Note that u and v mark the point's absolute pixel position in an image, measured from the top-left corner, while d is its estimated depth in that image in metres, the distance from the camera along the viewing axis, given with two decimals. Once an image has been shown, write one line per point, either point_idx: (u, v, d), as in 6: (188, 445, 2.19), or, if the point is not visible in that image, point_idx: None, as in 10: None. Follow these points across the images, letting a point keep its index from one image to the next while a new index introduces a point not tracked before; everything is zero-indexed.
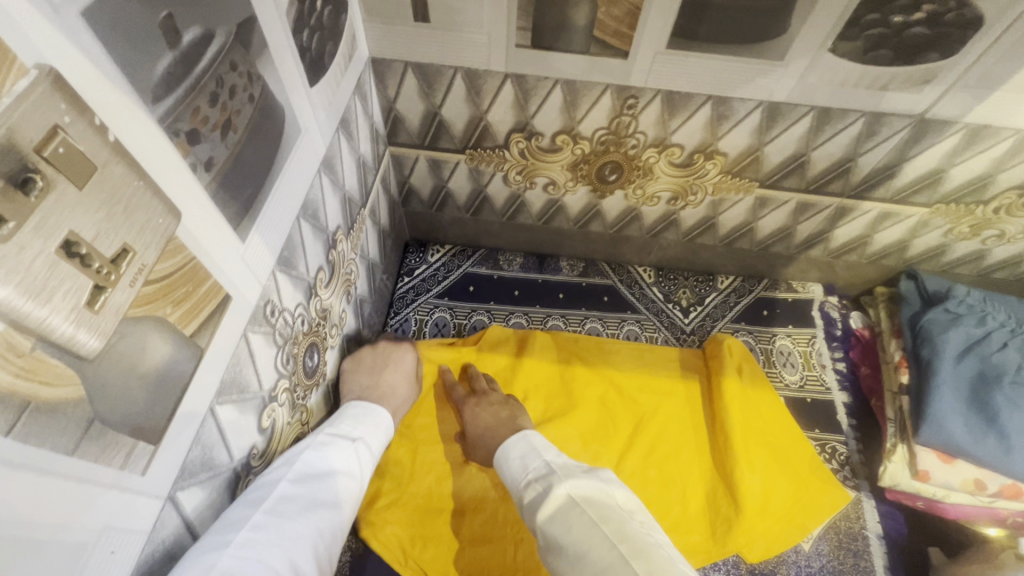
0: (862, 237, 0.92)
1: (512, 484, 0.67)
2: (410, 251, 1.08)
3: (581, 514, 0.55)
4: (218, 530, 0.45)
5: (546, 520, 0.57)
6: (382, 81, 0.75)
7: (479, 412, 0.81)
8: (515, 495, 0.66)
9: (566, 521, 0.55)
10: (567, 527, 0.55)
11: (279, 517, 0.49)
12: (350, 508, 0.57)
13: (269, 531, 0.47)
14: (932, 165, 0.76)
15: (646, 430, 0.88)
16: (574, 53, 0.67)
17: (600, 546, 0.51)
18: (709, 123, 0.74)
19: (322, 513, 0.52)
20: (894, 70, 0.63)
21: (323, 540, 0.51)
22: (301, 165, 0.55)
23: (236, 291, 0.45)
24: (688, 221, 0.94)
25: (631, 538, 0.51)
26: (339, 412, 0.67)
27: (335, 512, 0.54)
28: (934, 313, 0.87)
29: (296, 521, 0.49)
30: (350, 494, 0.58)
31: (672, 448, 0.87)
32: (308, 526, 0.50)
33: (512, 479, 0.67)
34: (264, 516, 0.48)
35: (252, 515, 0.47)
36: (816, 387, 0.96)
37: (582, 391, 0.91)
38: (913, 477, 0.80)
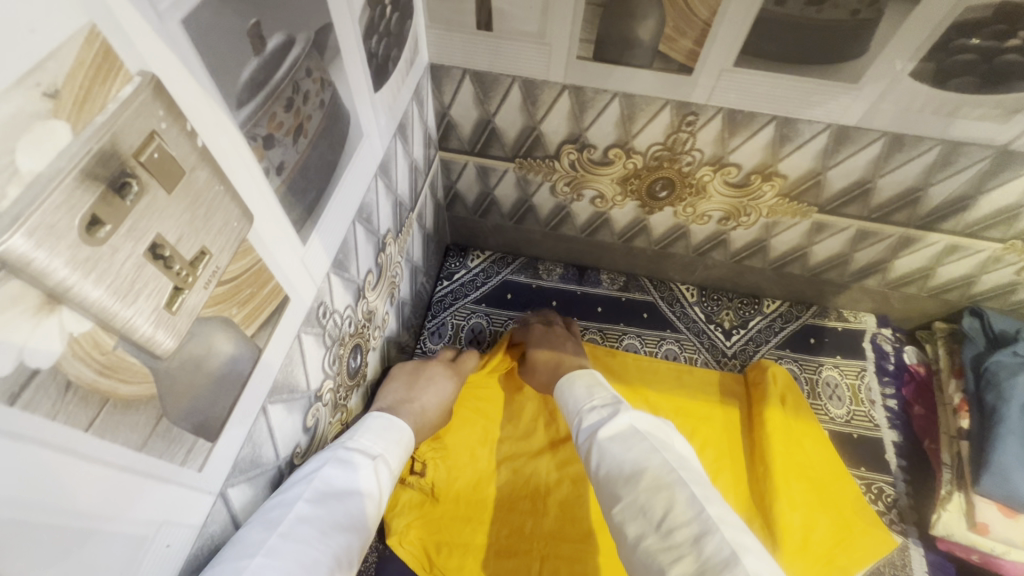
0: (924, 269, 0.88)
1: (573, 406, 0.71)
2: (450, 254, 1.08)
3: (643, 440, 0.59)
4: (229, 555, 0.41)
5: (608, 438, 0.61)
6: (439, 86, 0.75)
7: (542, 349, 0.88)
8: (574, 416, 0.71)
9: (628, 441, 0.59)
10: (628, 447, 0.59)
11: (298, 543, 0.46)
12: (364, 532, 0.54)
13: (286, 558, 0.44)
14: (1011, 199, 0.71)
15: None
16: (637, 67, 0.65)
17: (657, 468, 0.55)
18: (771, 144, 0.71)
19: (338, 538, 0.50)
20: (979, 98, 0.60)
21: (338, 568, 0.48)
22: (360, 170, 0.55)
23: (294, 293, 0.46)
24: (738, 242, 0.91)
25: (690, 468, 0.55)
26: (359, 422, 0.65)
27: (352, 538, 0.52)
28: (1001, 355, 0.81)
29: (314, 549, 0.47)
30: (367, 519, 0.55)
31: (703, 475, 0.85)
32: (326, 553, 0.47)
33: (574, 400, 0.72)
34: (279, 541, 0.44)
35: (268, 539, 0.44)
36: (864, 423, 0.92)
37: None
38: (970, 529, 0.75)
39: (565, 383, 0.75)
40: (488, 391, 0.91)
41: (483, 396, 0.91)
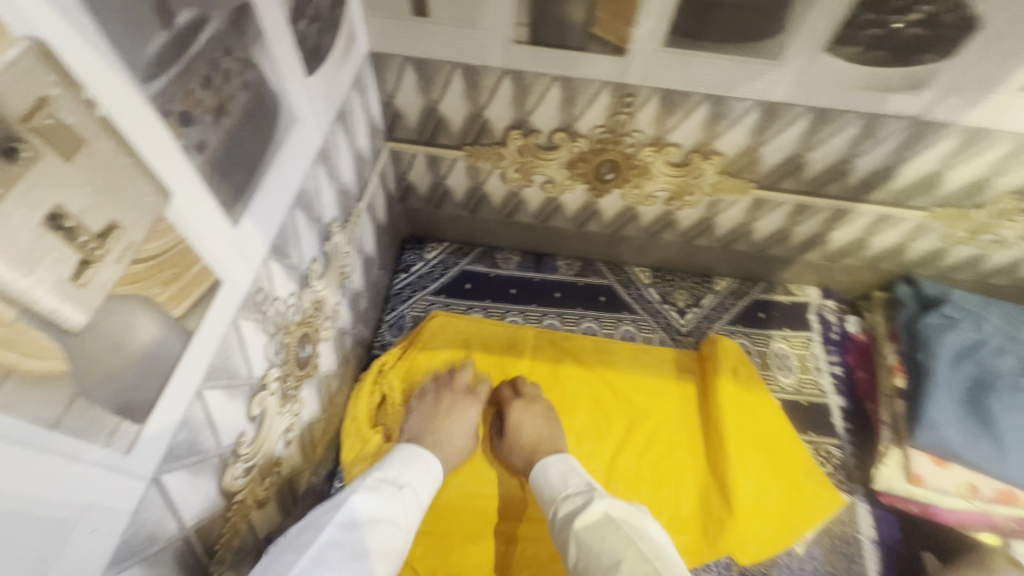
0: (859, 240, 0.92)
1: (549, 493, 0.71)
2: (407, 247, 1.08)
3: (617, 530, 0.61)
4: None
5: (582, 528, 0.63)
6: (381, 75, 0.75)
7: (525, 421, 0.82)
8: (547, 503, 0.71)
9: (603, 532, 0.61)
10: (602, 537, 0.61)
11: (326, 566, 0.52)
12: (393, 559, 0.59)
13: None
14: (929, 168, 0.76)
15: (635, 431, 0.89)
16: (573, 49, 0.67)
17: (634, 561, 0.57)
18: (706, 123, 0.74)
19: (363, 564, 0.55)
20: (890, 71, 0.64)
21: None
22: (296, 155, 0.55)
23: (228, 276, 0.45)
24: (685, 222, 0.94)
25: (665, 559, 0.58)
26: (390, 454, 0.71)
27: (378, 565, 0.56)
28: (930, 318, 0.87)
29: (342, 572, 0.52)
30: (394, 544, 0.59)
31: (662, 450, 0.88)
32: None
33: (549, 489, 0.71)
34: (311, 564, 0.51)
35: (298, 562, 0.51)
36: (811, 391, 0.96)
37: (564, 390, 0.92)
38: (906, 480, 0.80)
39: (539, 470, 0.74)
40: (446, 378, 0.91)
41: (443, 385, 0.90)
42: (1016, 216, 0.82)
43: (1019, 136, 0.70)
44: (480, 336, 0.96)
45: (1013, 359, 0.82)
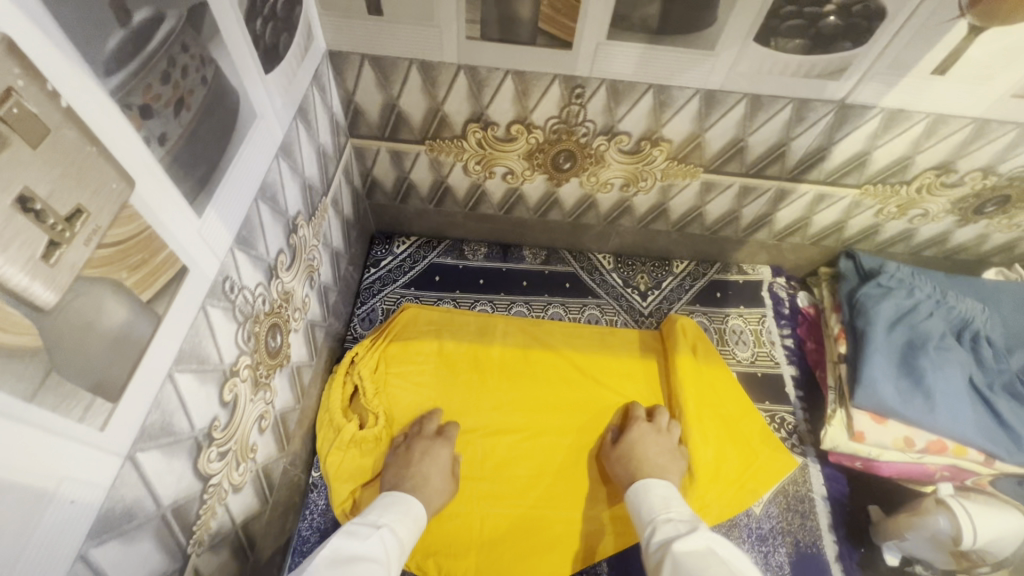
0: (802, 219, 0.98)
1: (646, 513, 0.73)
2: (376, 243, 1.10)
3: (716, 560, 0.59)
4: None
5: (681, 551, 0.62)
6: (341, 73, 0.77)
7: (645, 440, 0.83)
8: (643, 525, 0.72)
9: (702, 560, 0.60)
10: (700, 563, 0.59)
11: None
12: None
13: None
14: (858, 148, 0.83)
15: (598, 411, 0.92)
16: (523, 43, 0.71)
17: None
18: (652, 111, 0.79)
19: None
20: (814, 59, 0.69)
21: None
22: (258, 151, 0.57)
23: (194, 264, 0.47)
24: (641, 208, 0.99)
25: None
26: (372, 505, 0.73)
27: None
28: (869, 288, 0.93)
29: None
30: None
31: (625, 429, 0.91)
32: None
33: (648, 509, 0.73)
34: None
35: None
36: (766, 363, 1.02)
37: (531, 374, 0.94)
38: (850, 438, 0.86)
39: (641, 488, 0.77)
40: (419, 367, 0.93)
41: (416, 374, 0.92)
42: (938, 190, 0.89)
43: (933, 116, 0.76)
44: (452, 325, 0.98)
45: (941, 322, 0.89)
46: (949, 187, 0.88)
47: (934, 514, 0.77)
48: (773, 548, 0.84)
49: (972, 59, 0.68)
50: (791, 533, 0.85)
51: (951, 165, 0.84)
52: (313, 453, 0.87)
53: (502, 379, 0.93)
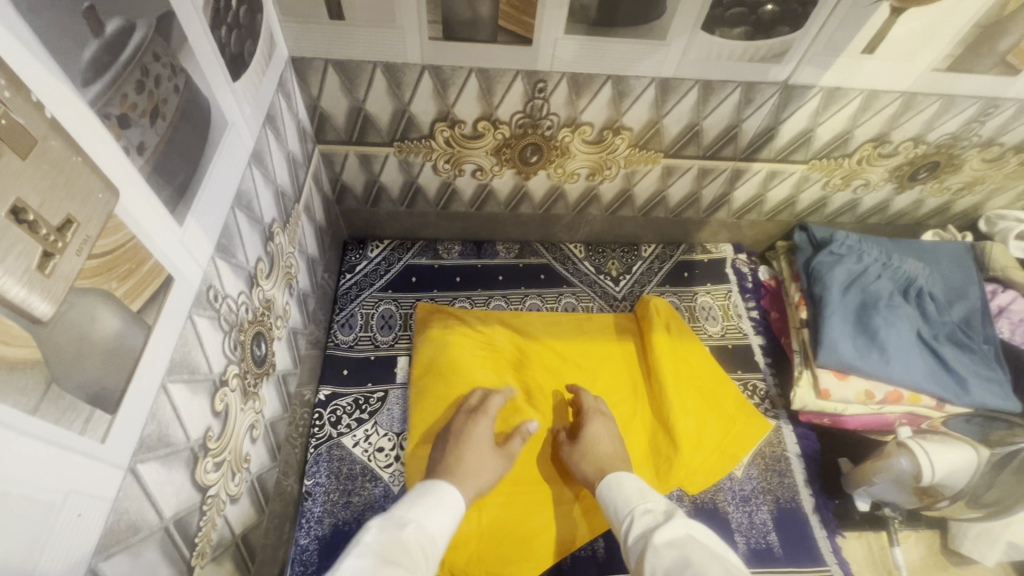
0: (757, 197, 1.04)
1: (622, 504, 0.71)
2: (349, 249, 1.10)
3: (701, 546, 0.59)
4: None
5: (663, 542, 0.61)
6: (304, 79, 0.78)
7: (601, 437, 0.83)
8: (618, 521, 0.70)
9: (685, 546, 0.59)
10: (687, 549, 0.59)
11: None
12: None
13: None
14: (803, 125, 0.88)
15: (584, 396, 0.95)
16: (484, 41, 0.73)
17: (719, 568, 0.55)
18: (612, 101, 0.83)
19: None
20: (757, 44, 0.74)
21: None
22: (231, 158, 0.57)
23: (179, 274, 0.47)
24: (607, 196, 1.02)
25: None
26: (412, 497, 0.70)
27: None
28: (822, 256, 1.00)
29: None
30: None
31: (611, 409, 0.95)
32: None
33: (625, 501, 0.72)
34: None
35: None
36: (735, 335, 1.07)
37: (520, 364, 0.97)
38: (817, 396, 0.91)
39: (615, 481, 0.75)
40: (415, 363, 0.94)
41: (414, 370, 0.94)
42: (877, 160, 0.96)
43: (867, 92, 0.83)
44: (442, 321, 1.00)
45: (888, 283, 0.96)
46: (886, 157, 0.95)
47: (896, 457, 0.83)
48: (756, 508, 0.89)
49: (896, 37, 0.74)
50: (771, 492, 0.90)
51: (886, 136, 0.91)
52: (304, 463, 0.86)
53: (492, 371, 0.95)
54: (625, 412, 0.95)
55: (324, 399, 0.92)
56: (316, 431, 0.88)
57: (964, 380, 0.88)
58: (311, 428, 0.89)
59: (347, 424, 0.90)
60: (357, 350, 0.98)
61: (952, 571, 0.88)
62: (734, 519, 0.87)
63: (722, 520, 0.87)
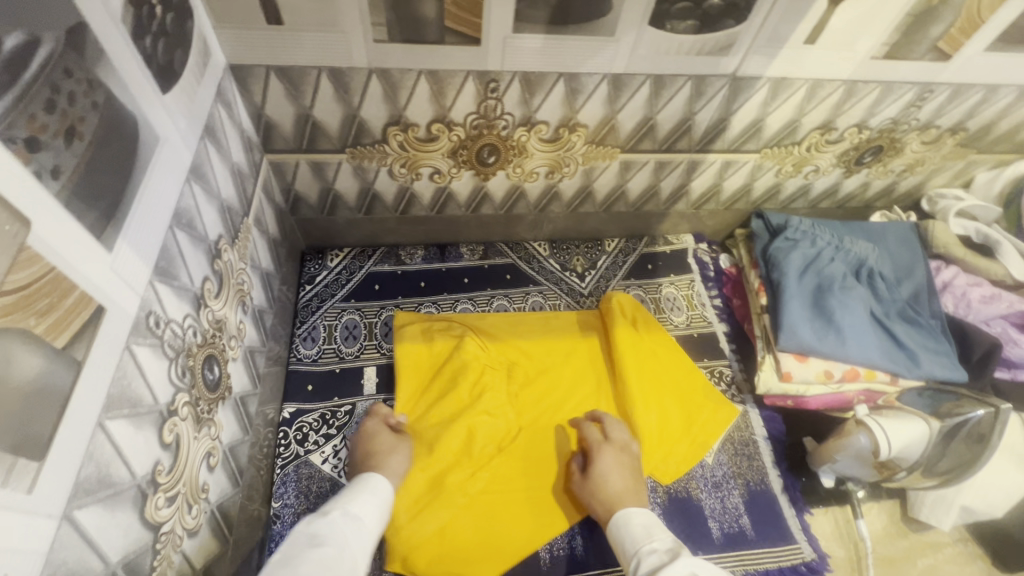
0: (714, 187, 1.06)
1: (629, 543, 0.69)
2: (308, 259, 1.06)
3: None
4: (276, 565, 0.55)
5: None
6: (245, 87, 0.74)
7: (611, 472, 0.79)
8: (629, 559, 0.68)
9: None
10: None
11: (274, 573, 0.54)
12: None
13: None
14: (753, 116, 0.90)
15: (546, 391, 0.96)
16: (431, 42, 0.71)
17: None
18: (566, 98, 0.82)
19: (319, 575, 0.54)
20: (703, 37, 0.75)
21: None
22: (167, 176, 0.54)
23: (112, 304, 0.44)
24: (568, 193, 1.02)
25: None
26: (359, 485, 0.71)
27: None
28: (778, 242, 1.02)
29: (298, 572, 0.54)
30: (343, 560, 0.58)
31: (574, 405, 0.95)
32: None
33: (631, 540, 0.69)
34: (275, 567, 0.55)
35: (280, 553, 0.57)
36: (700, 324, 1.09)
37: (482, 361, 0.94)
38: (779, 379, 0.94)
39: (622, 520, 0.72)
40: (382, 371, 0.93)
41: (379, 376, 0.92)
42: (825, 147, 0.99)
43: (811, 81, 0.85)
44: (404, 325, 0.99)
45: (841, 265, 1.00)
46: (833, 143, 0.98)
47: (856, 434, 0.85)
48: (728, 492, 0.91)
49: (836, 27, 0.76)
50: (741, 475, 0.92)
51: (832, 123, 0.94)
52: (271, 484, 0.83)
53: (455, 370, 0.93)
54: (586, 407, 0.95)
55: (289, 417, 0.89)
56: (282, 451, 0.86)
57: (915, 353, 0.92)
58: (277, 448, 0.86)
59: (314, 441, 0.87)
60: (321, 364, 0.95)
61: (912, 537, 0.92)
62: (707, 505, 0.89)
63: (695, 508, 0.89)
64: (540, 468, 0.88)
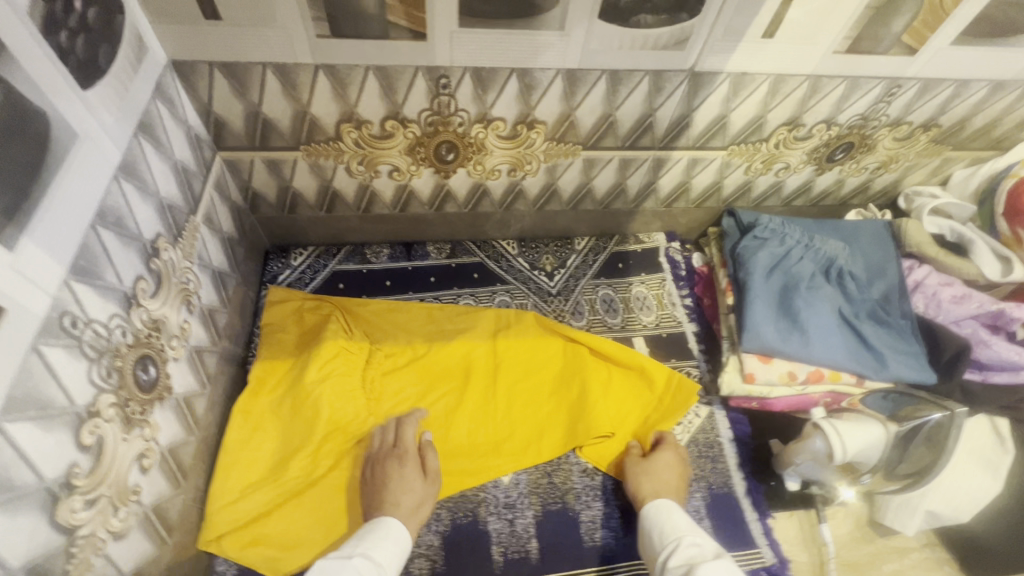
0: (683, 185, 1.04)
1: (667, 523, 0.77)
2: (271, 257, 1.05)
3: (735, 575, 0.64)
4: None
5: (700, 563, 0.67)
6: (190, 84, 0.73)
7: (667, 466, 0.86)
8: (662, 531, 0.76)
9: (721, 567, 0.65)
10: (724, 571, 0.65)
11: None
12: None
13: None
14: (716, 112, 0.88)
15: (415, 382, 0.95)
16: (376, 38, 0.70)
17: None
18: (520, 95, 0.81)
19: None
20: (657, 32, 0.74)
21: None
22: (88, 173, 0.53)
23: (15, 304, 0.44)
24: (532, 191, 1.01)
25: None
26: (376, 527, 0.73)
27: None
28: (747, 240, 1.01)
29: None
30: None
31: (439, 398, 0.94)
32: None
33: (670, 521, 0.76)
34: None
35: None
36: (669, 323, 1.08)
37: (384, 362, 0.95)
38: (743, 380, 0.92)
39: (666, 507, 0.79)
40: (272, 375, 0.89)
41: (266, 378, 0.89)
42: (793, 144, 0.97)
43: (773, 76, 0.83)
44: (298, 323, 0.96)
45: (810, 265, 0.98)
46: (801, 140, 0.96)
47: (811, 437, 0.84)
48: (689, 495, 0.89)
49: (793, 20, 0.74)
50: (704, 478, 0.91)
51: (799, 120, 0.92)
52: None
53: (351, 368, 0.90)
54: (451, 402, 0.94)
55: None
56: None
57: (882, 355, 0.90)
58: None
59: None
60: None
61: (878, 542, 0.91)
62: None
63: None
64: None
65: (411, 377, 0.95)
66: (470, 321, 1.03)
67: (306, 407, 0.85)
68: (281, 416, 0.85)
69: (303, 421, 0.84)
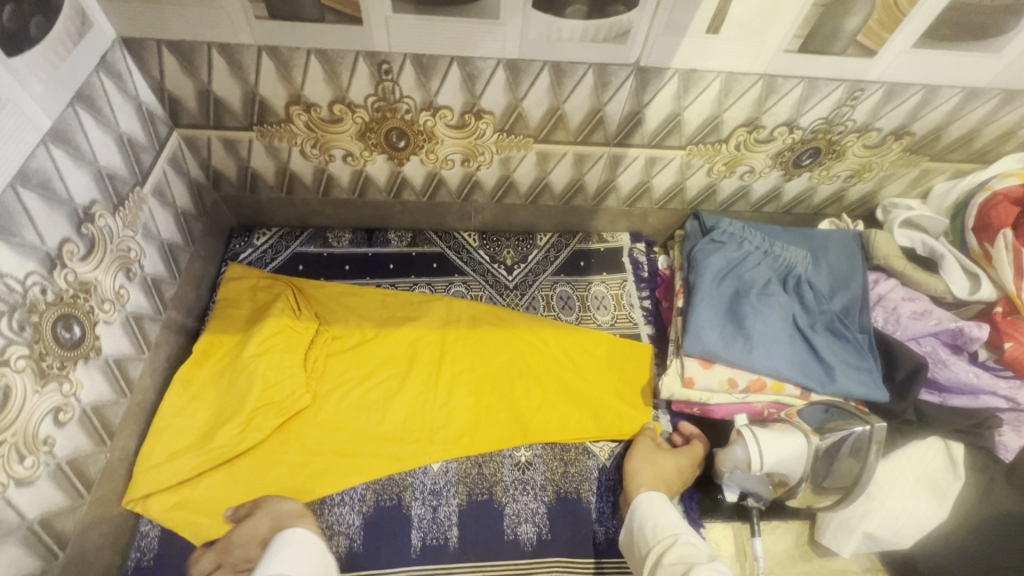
0: (643, 184, 1.03)
1: (658, 517, 0.76)
2: (235, 236, 1.09)
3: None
4: None
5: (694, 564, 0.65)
6: (141, 60, 0.76)
7: (676, 464, 0.86)
8: (653, 525, 0.75)
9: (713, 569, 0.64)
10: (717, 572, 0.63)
11: None
12: None
13: None
14: (668, 109, 0.87)
15: (358, 364, 0.96)
16: (312, 21, 0.71)
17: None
18: (464, 84, 0.81)
19: None
20: (594, 23, 0.73)
21: None
22: (10, 136, 0.56)
23: None
24: (488, 182, 1.01)
25: None
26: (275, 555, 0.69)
27: None
28: (704, 244, 0.98)
29: None
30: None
31: (380, 382, 0.95)
32: None
33: (663, 517, 0.75)
34: None
35: None
36: (624, 324, 1.06)
37: (330, 343, 0.97)
38: (682, 384, 0.90)
39: (659, 502, 0.78)
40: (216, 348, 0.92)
41: (210, 350, 0.92)
42: (755, 146, 0.95)
43: (724, 74, 0.81)
44: (252, 299, 0.99)
45: (767, 271, 0.95)
46: (763, 142, 0.94)
47: (733, 445, 0.83)
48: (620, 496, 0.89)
49: (737, 16, 0.72)
50: None
51: (757, 121, 0.90)
52: None
53: (293, 345, 0.92)
54: (391, 387, 0.94)
55: None
56: None
57: (831, 368, 0.87)
58: None
59: None
60: None
61: (815, 561, 0.90)
62: (595, 508, 0.88)
63: (581, 508, 0.88)
64: (324, 438, 0.88)
65: (355, 359, 0.96)
66: (422, 309, 1.03)
67: (242, 380, 0.86)
68: (220, 388, 0.88)
69: (238, 394, 0.86)
